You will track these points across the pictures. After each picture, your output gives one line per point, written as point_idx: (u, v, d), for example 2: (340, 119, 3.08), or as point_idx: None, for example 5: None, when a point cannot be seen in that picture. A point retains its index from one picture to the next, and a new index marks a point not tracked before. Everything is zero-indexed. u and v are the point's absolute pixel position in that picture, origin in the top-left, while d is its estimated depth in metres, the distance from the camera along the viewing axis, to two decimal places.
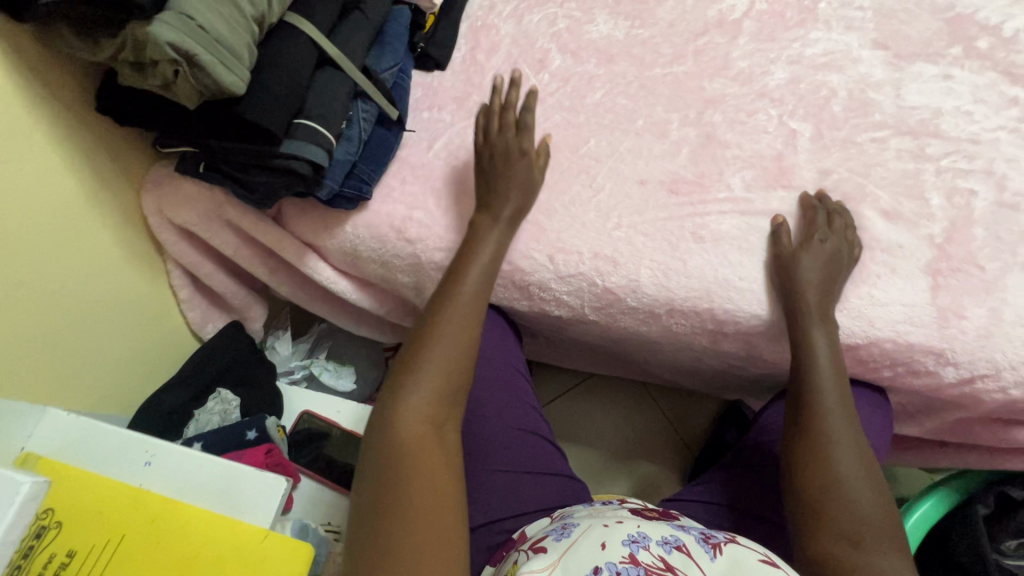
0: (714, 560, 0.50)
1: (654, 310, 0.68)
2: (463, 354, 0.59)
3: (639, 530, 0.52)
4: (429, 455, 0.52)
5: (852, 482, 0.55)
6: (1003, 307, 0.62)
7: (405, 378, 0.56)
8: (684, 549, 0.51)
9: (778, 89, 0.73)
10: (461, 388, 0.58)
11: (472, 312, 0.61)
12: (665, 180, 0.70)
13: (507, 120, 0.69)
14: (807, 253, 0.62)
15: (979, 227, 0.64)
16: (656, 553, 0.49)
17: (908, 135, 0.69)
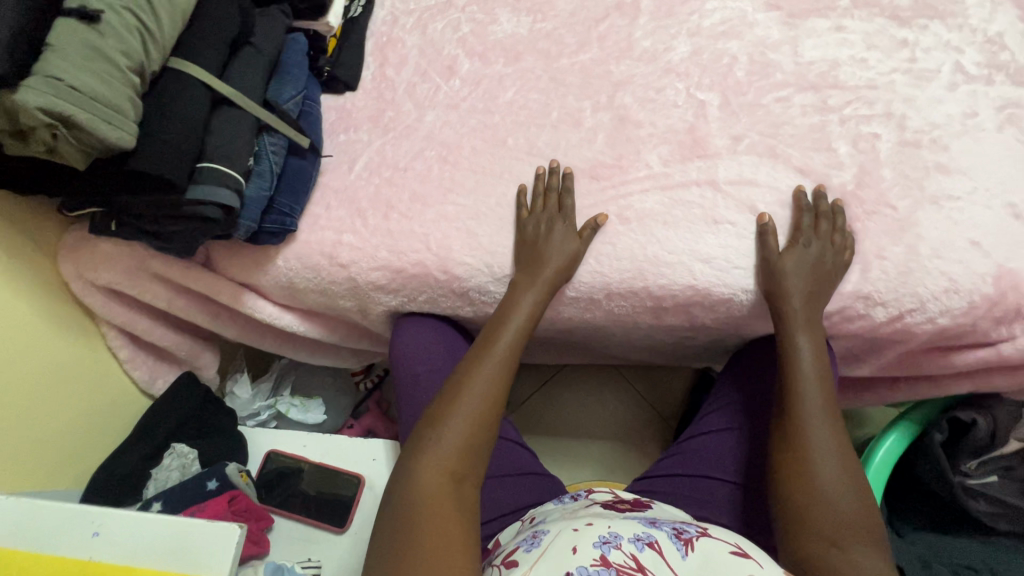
0: (686, 558, 0.51)
1: (594, 296, 0.69)
2: (486, 409, 0.59)
3: (610, 530, 0.53)
4: (445, 507, 0.52)
5: (836, 486, 0.55)
6: (919, 242, 0.64)
7: (428, 430, 0.57)
8: (656, 546, 0.52)
9: (683, 63, 0.75)
10: (484, 440, 0.58)
11: (506, 361, 0.62)
12: (585, 167, 0.71)
13: (551, 201, 0.68)
14: (793, 265, 0.62)
15: (888, 168, 0.67)
16: (627, 551, 0.50)
17: (810, 91, 0.71)
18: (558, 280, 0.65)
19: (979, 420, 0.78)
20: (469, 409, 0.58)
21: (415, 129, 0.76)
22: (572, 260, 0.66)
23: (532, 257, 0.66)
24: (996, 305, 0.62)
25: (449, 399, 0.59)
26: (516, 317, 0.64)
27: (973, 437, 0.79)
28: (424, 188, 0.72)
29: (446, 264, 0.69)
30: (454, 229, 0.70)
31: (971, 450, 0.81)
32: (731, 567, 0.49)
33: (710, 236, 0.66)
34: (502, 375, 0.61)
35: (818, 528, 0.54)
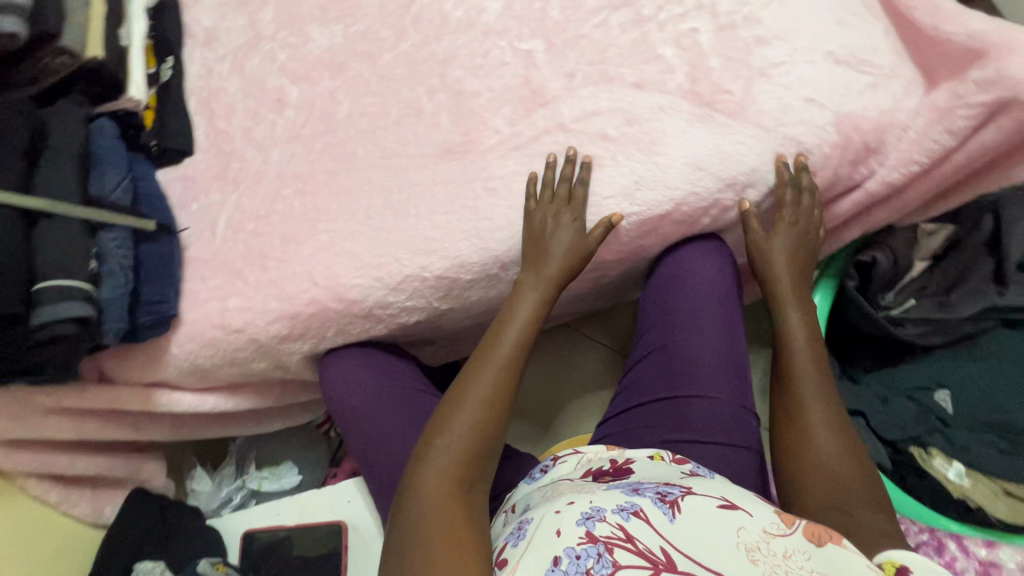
0: (674, 522, 0.51)
1: (490, 271, 0.69)
2: (491, 418, 0.59)
3: (592, 505, 0.54)
4: (455, 505, 0.53)
5: (835, 450, 0.59)
6: (761, 116, 0.66)
7: (434, 438, 0.58)
8: (642, 514, 0.53)
9: (498, 21, 0.75)
10: (490, 447, 0.59)
11: (511, 379, 0.62)
12: (440, 152, 0.71)
13: (561, 192, 0.65)
14: (782, 244, 0.68)
15: (714, 56, 0.68)
16: (613, 523, 0.51)
17: (623, 7, 0.72)
18: (561, 281, 0.65)
19: (878, 258, 0.83)
20: (473, 419, 0.59)
21: (265, 172, 0.74)
22: (579, 251, 0.65)
23: (535, 249, 0.65)
24: (847, 149, 0.66)
25: (450, 409, 0.60)
26: (511, 331, 0.64)
27: (882, 272, 0.84)
28: (292, 226, 0.70)
29: (339, 293, 0.68)
30: (335, 256, 0.69)
31: (886, 282, 0.86)
32: (724, 523, 0.51)
33: (574, 176, 0.67)
34: (508, 384, 0.61)
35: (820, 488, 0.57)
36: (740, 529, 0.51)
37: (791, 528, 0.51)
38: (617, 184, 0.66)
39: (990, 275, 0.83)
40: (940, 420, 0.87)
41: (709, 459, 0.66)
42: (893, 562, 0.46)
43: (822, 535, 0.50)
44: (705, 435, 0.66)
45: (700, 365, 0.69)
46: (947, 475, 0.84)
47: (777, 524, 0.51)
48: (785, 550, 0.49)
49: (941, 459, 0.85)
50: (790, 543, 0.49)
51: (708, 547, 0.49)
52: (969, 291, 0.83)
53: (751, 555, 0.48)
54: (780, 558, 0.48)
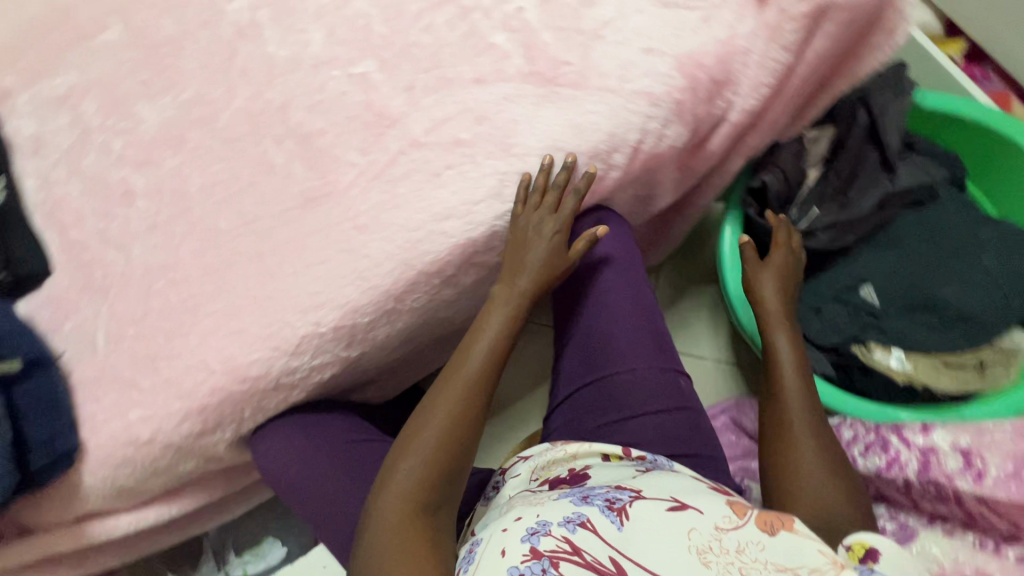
0: (622, 529, 0.52)
1: (386, 306, 0.67)
2: (454, 436, 0.60)
3: (539, 519, 0.54)
4: (416, 527, 0.55)
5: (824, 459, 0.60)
6: (606, 79, 0.65)
7: (398, 460, 0.59)
8: (589, 523, 0.52)
9: (325, 50, 0.71)
10: (455, 464, 0.60)
11: (473, 398, 0.62)
12: (302, 202, 0.68)
13: (550, 198, 0.64)
14: (773, 269, 0.76)
15: (545, 30, 0.66)
16: (559, 536, 0.51)
17: (445, 4, 0.70)
18: (533, 293, 0.66)
19: (772, 183, 0.83)
20: (434, 441, 0.59)
21: (131, 271, 0.70)
22: (553, 262, 0.66)
23: (517, 254, 0.65)
24: (697, 90, 0.65)
25: (415, 429, 0.61)
26: (480, 353, 0.64)
27: (778, 193, 0.85)
28: (174, 319, 0.67)
29: (240, 374, 0.66)
30: (225, 338, 0.66)
31: (784, 200, 0.86)
32: (676, 524, 0.52)
33: (440, 190, 0.65)
34: (472, 403, 0.62)
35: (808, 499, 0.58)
36: (692, 530, 0.51)
37: (742, 519, 0.52)
38: (482, 187, 0.65)
39: (875, 169, 0.86)
40: (871, 314, 0.89)
41: (644, 430, 0.67)
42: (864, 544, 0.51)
43: (774, 522, 0.51)
44: (637, 409, 0.68)
45: (619, 341, 0.71)
46: (889, 365, 0.86)
47: (728, 517, 0.52)
48: (738, 544, 0.50)
49: (879, 351, 0.87)
50: (743, 534, 0.51)
51: (659, 549, 0.49)
52: (859, 189, 0.86)
53: (704, 557, 0.49)
54: (733, 555, 0.49)
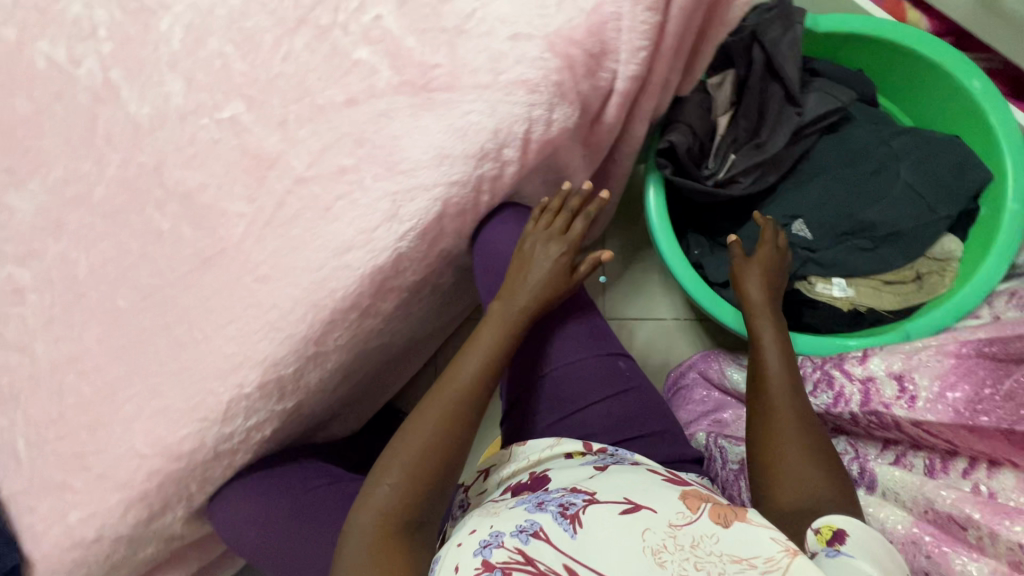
0: (575, 537, 0.51)
1: (307, 352, 0.65)
2: (434, 452, 0.61)
3: (492, 530, 0.53)
4: (392, 544, 0.56)
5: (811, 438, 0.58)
6: (478, 75, 0.62)
7: (378, 476, 0.60)
8: (542, 533, 0.52)
9: (188, 99, 0.67)
10: (437, 479, 0.60)
11: (455, 414, 0.63)
12: (197, 263, 0.65)
13: (559, 220, 0.70)
14: (758, 267, 0.77)
15: (407, 35, 0.63)
16: (511, 547, 0.50)
17: (301, 27, 0.66)
18: (530, 309, 0.67)
19: (681, 140, 0.81)
20: (413, 455, 0.60)
21: (39, 371, 0.67)
22: (553, 276, 0.68)
23: (517, 275, 0.68)
24: (574, 67, 0.63)
25: (398, 443, 0.62)
26: (466, 369, 0.65)
27: (690, 148, 0.82)
28: (93, 412, 0.64)
29: (172, 453, 0.63)
30: (148, 420, 0.64)
31: (697, 154, 0.84)
32: (630, 526, 0.51)
33: (334, 223, 0.63)
34: (452, 418, 0.63)
35: (791, 481, 0.55)
36: (646, 531, 0.50)
37: (696, 515, 0.51)
38: (376, 212, 0.62)
39: (782, 103, 0.84)
40: (807, 248, 0.87)
41: (594, 418, 0.69)
42: (831, 526, 0.49)
43: (727, 514, 0.50)
44: (583, 400, 0.69)
45: (563, 337, 0.72)
46: (833, 295, 0.86)
47: (681, 514, 0.52)
48: (693, 539, 0.49)
49: (822, 283, 0.87)
50: (697, 529, 0.50)
51: (613, 554, 0.49)
52: (770, 126, 0.84)
53: (659, 557, 0.48)
54: (687, 549, 0.48)
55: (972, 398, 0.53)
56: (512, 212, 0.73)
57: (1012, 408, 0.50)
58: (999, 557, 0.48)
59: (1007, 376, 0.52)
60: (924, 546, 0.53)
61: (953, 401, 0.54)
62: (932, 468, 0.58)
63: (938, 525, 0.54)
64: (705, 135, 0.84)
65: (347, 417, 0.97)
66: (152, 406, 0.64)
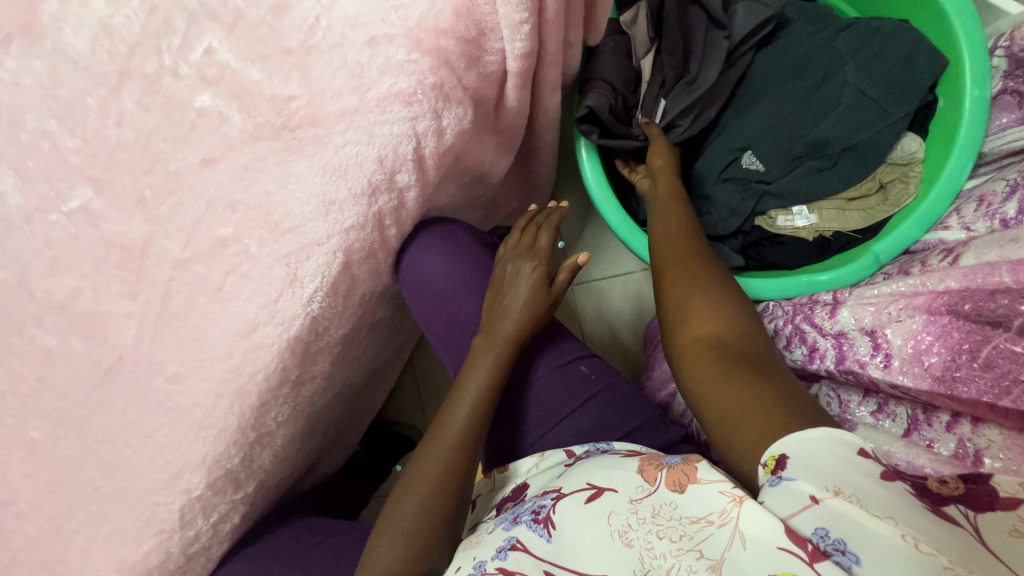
0: (551, 539, 0.45)
1: (248, 440, 0.60)
2: (435, 499, 0.54)
3: (475, 562, 0.46)
4: None
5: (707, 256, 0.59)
6: (342, 97, 0.52)
7: (381, 535, 0.53)
8: (519, 544, 0.45)
9: (27, 195, 0.58)
10: (442, 526, 0.53)
11: (464, 460, 0.57)
12: (99, 377, 0.59)
13: (529, 237, 0.68)
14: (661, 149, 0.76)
15: (248, 68, 0.53)
16: (492, 570, 0.44)
17: (124, 81, 0.55)
18: (518, 338, 0.62)
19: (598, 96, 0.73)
20: (420, 506, 0.53)
21: None
22: (536, 300, 0.63)
23: (498, 301, 0.63)
24: (451, 60, 0.53)
25: (400, 492, 0.56)
26: (465, 404, 0.59)
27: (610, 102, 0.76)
28: (44, 550, 0.61)
29: (139, 571, 0.60)
30: (102, 545, 0.60)
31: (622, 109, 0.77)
32: (594, 518, 0.44)
33: (231, 302, 0.56)
34: (460, 464, 0.56)
35: (705, 304, 0.53)
36: (611, 514, 0.44)
37: (655, 484, 0.45)
38: (273, 281, 0.55)
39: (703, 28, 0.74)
40: (761, 181, 0.80)
41: (566, 435, 0.64)
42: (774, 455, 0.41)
43: (682, 478, 0.44)
44: (553, 417, 0.65)
45: (527, 358, 0.68)
46: (796, 226, 0.81)
47: (642, 486, 0.45)
48: (653, 510, 0.43)
49: (783, 216, 0.81)
50: (657, 498, 0.44)
51: (589, 552, 0.42)
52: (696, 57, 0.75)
53: (625, 538, 0.42)
54: (650, 521, 0.42)
55: (949, 364, 0.50)
56: (429, 237, 0.65)
57: (991, 377, 0.47)
58: None
59: (984, 340, 0.48)
60: None
61: (930, 367, 0.51)
62: (914, 422, 0.55)
63: None
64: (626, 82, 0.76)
65: (331, 455, 0.94)
66: (102, 530, 0.60)
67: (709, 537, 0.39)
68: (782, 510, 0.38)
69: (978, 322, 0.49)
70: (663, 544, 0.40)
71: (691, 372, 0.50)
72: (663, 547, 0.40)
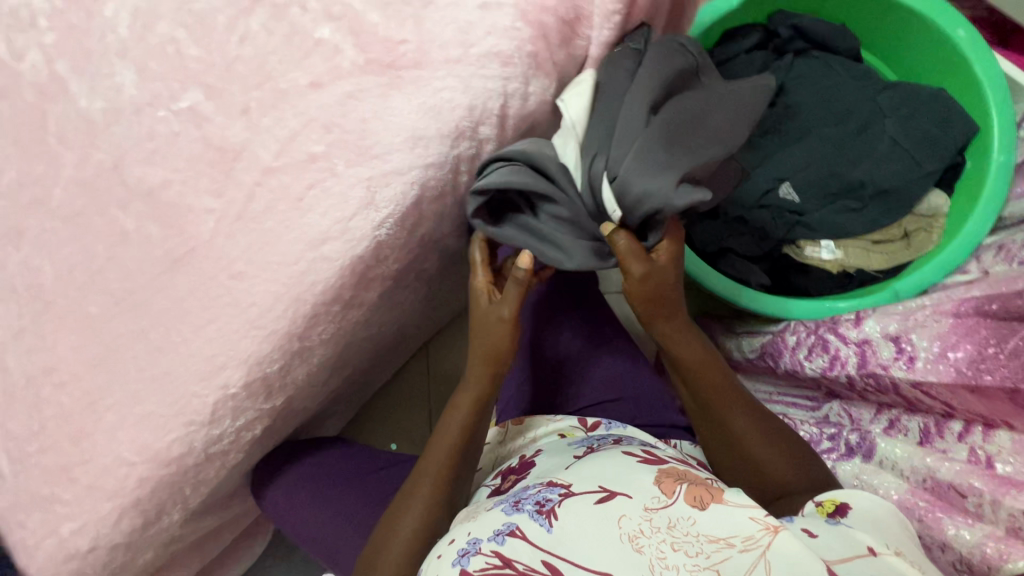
0: (552, 531, 0.47)
1: (292, 349, 0.63)
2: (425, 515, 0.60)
3: (469, 538, 0.49)
4: None
5: (743, 405, 0.64)
6: (447, 49, 0.59)
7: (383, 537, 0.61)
8: (519, 532, 0.47)
9: (140, 91, 0.63)
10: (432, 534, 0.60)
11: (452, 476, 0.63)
12: (168, 265, 0.62)
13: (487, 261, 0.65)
14: (645, 290, 0.63)
15: (368, 11, 0.59)
16: (488, 551, 0.46)
17: (255, 4, 0.62)
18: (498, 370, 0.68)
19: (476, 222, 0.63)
20: (419, 508, 0.61)
21: (14, 384, 0.64)
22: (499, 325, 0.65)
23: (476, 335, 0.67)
24: (548, 37, 0.59)
25: (397, 507, 0.63)
26: (464, 404, 0.67)
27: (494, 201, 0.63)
28: (74, 422, 0.63)
29: (161, 459, 0.62)
30: (131, 427, 0.62)
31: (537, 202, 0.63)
32: (604, 516, 0.47)
33: (307, 214, 0.60)
34: (447, 478, 0.63)
35: (750, 441, 0.62)
36: (623, 517, 0.46)
37: (673, 497, 0.48)
38: (351, 201, 0.59)
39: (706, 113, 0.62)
40: (794, 213, 0.86)
41: None
42: (833, 500, 0.51)
43: (704, 496, 0.48)
44: None
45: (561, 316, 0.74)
46: (821, 259, 0.86)
47: (658, 496, 0.48)
48: (669, 522, 0.46)
49: (810, 247, 0.87)
50: (673, 511, 0.47)
51: (594, 548, 0.44)
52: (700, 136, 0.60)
53: (636, 543, 0.45)
54: (665, 531, 0.45)
55: (974, 358, 0.57)
56: None
57: (1015, 364, 0.54)
58: (997, 521, 0.55)
59: (1009, 334, 0.56)
60: (920, 511, 0.60)
61: (956, 361, 0.58)
62: (925, 433, 0.64)
63: (935, 491, 0.61)
64: (499, 179, 0.58)
65: (343, 410, 0.97)
66: (134, 411, 0.62)
67: (729, 559, 0.42)
68: (833, 555, 0.44)
69: (1004, 319, 0.58)
70: (677, 556, 0.43)
71: (738, 470, 0.62)
72: (678, 560, 0.43)
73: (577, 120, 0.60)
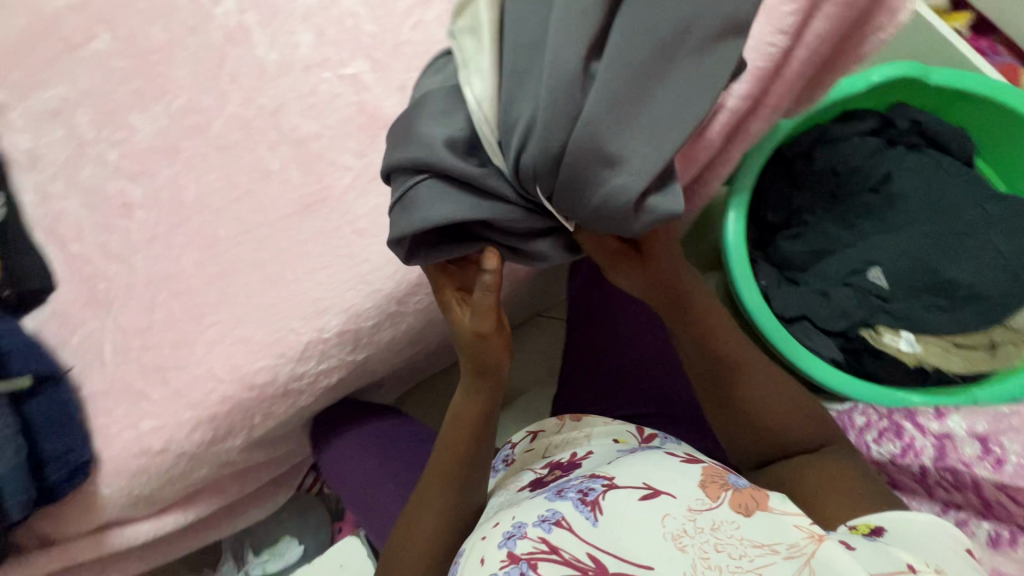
0: (597, 525, 0.48)
1: (389, 310, 0.66)
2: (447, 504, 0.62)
3: (516, 521, 0.51)
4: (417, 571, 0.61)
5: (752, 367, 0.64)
6: None
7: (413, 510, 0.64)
8: (564, 522, 0.48)
9: (314, 52, 0.70)
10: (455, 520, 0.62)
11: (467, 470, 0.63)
12: (299, 208, 0.68)
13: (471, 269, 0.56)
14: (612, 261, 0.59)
15: None
16: (535, 537, 0.48)
17: None
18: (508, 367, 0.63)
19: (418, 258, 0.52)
20: (427, 535, 0.61)
21: (135, 283, 0.70)
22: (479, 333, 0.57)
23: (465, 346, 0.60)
24: None
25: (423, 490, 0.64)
26: (474, 404, 0.64)
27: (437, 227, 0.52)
28: (179, 328, 0.68)
29: (246, 381, 0.66)
30: (228, 345, 0.66)
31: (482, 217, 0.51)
32: (650, 514, 0.47)
33: None
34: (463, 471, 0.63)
35: (762, 405, 0.62)
36: (666, 515, 0.47)
37: (716, 501, 0.48)
38: None
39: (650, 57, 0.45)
40: (878, 298, 0.87)
41: None
42: (868, 524, 0.50)
43: (749, 503, 0.48)
44: None
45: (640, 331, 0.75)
46: (899, 348, 0.85)
47: (701, 499, 0.48)
48: (711, 524, 0.46)
49: (890, 334, 0.86)
50: (717, 514, 0.47)
51: (640, 545, 0.45)
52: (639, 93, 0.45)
53: (679, 542, 0.45)
54: (708, 532, 0.45)
55: None
56: None
57: None
58: None
59: None
60: None
61: None
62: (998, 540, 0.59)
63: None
64: (413, 220, 0.49)
65: (394, 386, 0.99)
66: (234, 332, 0.66)
67: (774, 564, 0.42)
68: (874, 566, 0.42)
69: None
70: (720, 557, 0.43)
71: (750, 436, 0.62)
72: (721, 560, 0.43)
73: (484, 99, 0.47)
